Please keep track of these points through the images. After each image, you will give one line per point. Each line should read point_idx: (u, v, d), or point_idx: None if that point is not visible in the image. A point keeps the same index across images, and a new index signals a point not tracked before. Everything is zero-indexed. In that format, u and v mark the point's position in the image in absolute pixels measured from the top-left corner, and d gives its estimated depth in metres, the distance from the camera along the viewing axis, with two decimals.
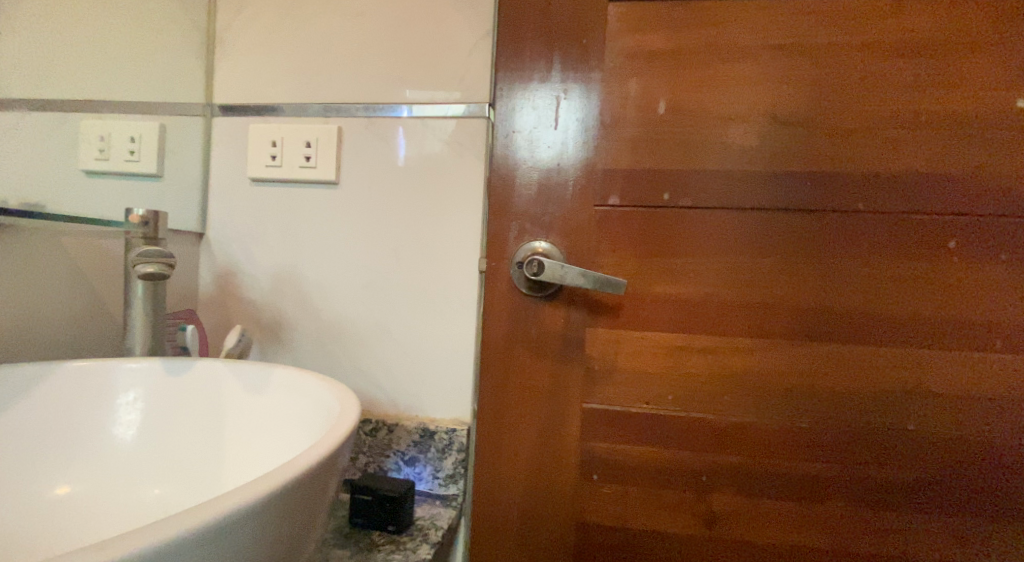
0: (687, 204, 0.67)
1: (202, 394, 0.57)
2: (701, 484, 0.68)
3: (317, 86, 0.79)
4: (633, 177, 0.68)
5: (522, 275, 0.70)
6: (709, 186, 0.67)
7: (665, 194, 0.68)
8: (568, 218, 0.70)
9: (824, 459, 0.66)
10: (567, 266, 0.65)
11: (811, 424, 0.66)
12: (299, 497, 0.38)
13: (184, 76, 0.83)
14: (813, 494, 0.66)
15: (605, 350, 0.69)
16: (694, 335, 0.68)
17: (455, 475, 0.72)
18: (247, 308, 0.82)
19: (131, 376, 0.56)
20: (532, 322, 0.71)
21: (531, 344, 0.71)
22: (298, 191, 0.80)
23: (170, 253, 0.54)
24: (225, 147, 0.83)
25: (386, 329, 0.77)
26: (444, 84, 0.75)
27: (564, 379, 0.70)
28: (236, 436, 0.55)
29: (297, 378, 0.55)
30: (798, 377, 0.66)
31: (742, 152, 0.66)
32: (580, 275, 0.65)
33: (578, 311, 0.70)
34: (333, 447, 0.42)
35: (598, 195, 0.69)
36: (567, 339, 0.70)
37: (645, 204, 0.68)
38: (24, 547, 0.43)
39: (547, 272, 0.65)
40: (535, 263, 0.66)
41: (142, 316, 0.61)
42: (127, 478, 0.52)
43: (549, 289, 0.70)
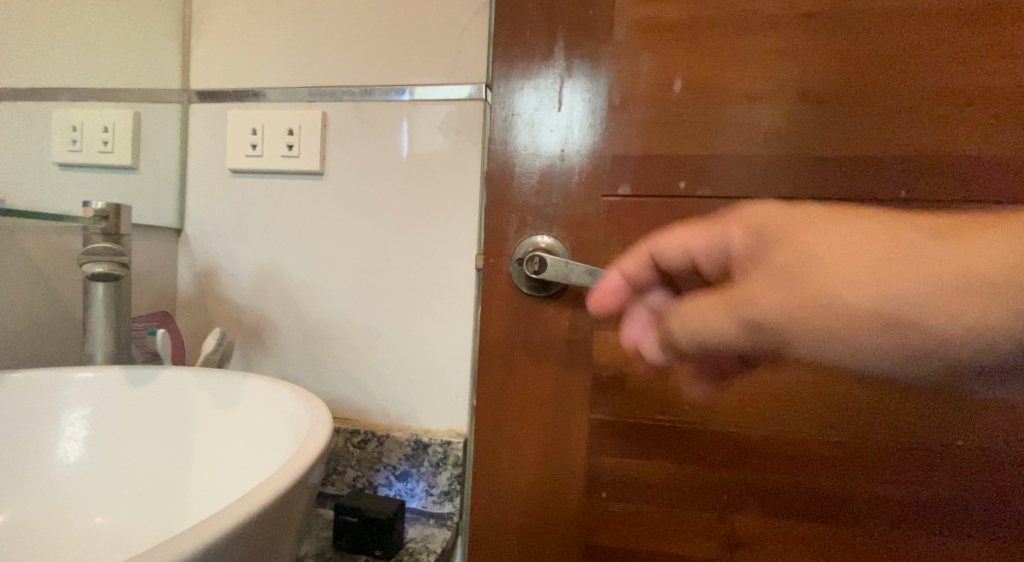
0: (704, 194, 0.61)
1: (167, 407, 0.51)
2: (722, 503, 0.61)
3: (300, 68, 0.73)
4: (644, 164, 0.62)
5: (523, 274, 0.64)
6: (727, 174, 0.60)
7: (680, 183, 0.61)
8: (573, 210, 0.64)
9: (861, 478, 0.59)
10: (573, 263, 0.59)
11: (838, 439, 0.59)
12: (259, 537, 0.32)
13: (159, 60, 0.77)
14: (849, 517, 0.59)
15: (615, 355, 0.63)
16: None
17: (450, 492, 0.66)
18: (228, 309, 0.76)
19: (87, 389, 0.50)
20: (534, 324, 0.64)
21: (533, 349, 0.64)
22: (281, 183, 0.74)
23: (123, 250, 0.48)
24: (204, 136, 0.77)
25: (375, 331, 0.71)
26: (437, 64, 0.69)
27: (569, 388, 0.64)
28: (205, 454, 0.49)
29: (270, 390, 0.50)
30: (827, 386, 0.59)
31: (765, 135, 0.60)
32: (587, 273, 0.58)
33: (585, 313, 0.63)
34: (295, 479, 0.36)
35: (604, 185, 0.63)
36: (572, 343, 0.64)
37: (657, 195, 0.62)
38: None
39: (550, 270, 0.59)
40: (536, 258, 0.60)
41: (103, 320, 0.56)
42: (82, 503, 0.47)
43: (553, 289, 0.63)
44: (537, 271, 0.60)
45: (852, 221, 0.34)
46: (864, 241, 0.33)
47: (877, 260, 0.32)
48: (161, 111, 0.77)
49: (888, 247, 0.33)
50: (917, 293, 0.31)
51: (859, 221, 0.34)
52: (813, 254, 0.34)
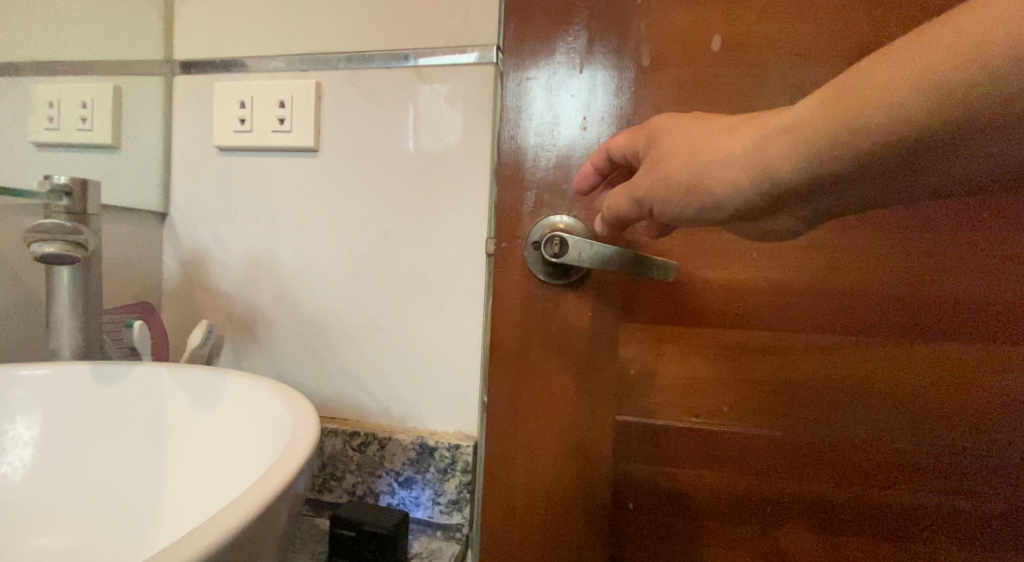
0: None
1: (141, 408, 0.45)
2: (765, 517, 0.55)
3: (293, 33, 0.66)
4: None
5: (539, 258, 0.57)
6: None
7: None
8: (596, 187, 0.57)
9: (923, 488, 0.53)
10: (598, 244, 0.52)
11: (898, 445, 0.53)
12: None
13: (140, 28, 0.71)
14: (909, 531, 0.53)
15: (643, 349, 0.56)
16: (754, 331, 0.54)
17: (459, 501, 0.60)
18: (217, 300, 0.70)
19: (50, 387, 0.44)
20: (552, 315, 0.58)
21: (551, 343, 0.58)
22: (273, 161, 0.67)
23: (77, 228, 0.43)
24: (189, 111, 0.71)
25: (376, 324, 0.65)
26: (442, 26, 0.62)
27: (591, 388, 0.57)
28: (182, 462, 0.43)
29: (252, 389, 0.43)
30: (885, 386, 0.53)
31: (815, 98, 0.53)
32: (614, 255, 0.51)
33: (608, 303, 0.57)
34: (261, 509, 0.29)
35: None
36: (594, 336, 0.57)
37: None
38: None
39: (573, 251, 0.52)
40: (556, 239, 0.53)
41: (68, 312, 0.49)
42: (46, 519, 0.41)
43: (573, 275, 0.57)
44: (557, 252, 0.53)
45: (701, 122, 0.40)
46: (698, 136, 0.39)
47: (700, 141, 0.38)
48: (143, 85, 0.71)
49: (709, 134, 0.38)
50: (712, 170, 0.37)
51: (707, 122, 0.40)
52: (662, 147, 0.41)
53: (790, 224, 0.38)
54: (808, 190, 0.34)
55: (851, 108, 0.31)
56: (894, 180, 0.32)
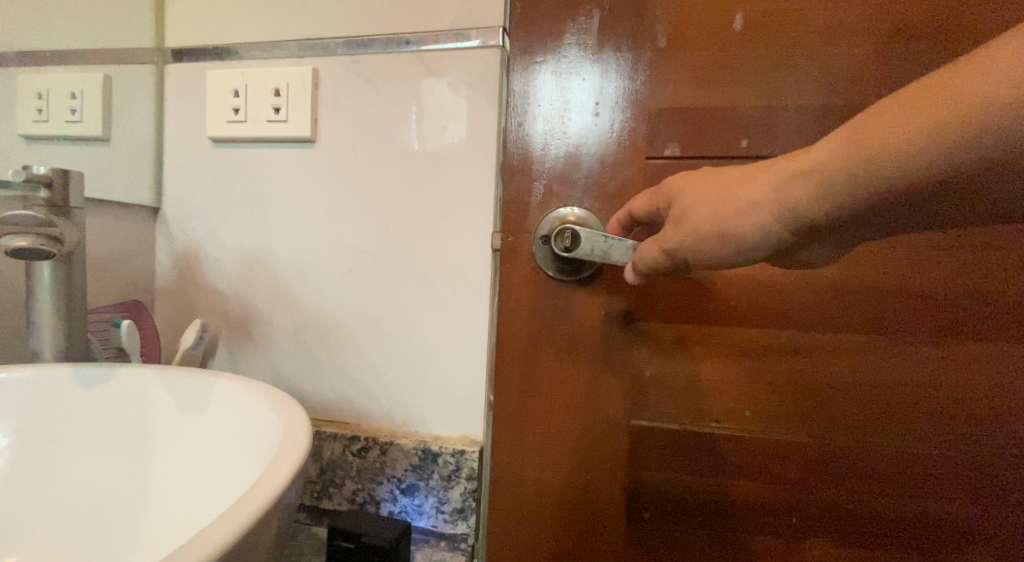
0: (772, 152, 0.50)
1: (126, 413, 0.43)
2: (792, 528, 0.52)
3: (289, 18, 0.63)
4: (694, 119, 0.51)
5: (549, 254, 0.54)
6: (794, 126, 0.50)
7: (742, 142, 0.51)
8: (609, 177, 0.53)
9: (964, 500, 0.49)
10: (614, 238, 0.47)
11: (937, 452, 0.49)
12: None
13: (130, 14, 0.68)
14: (948, 546, 0.50)
15: (660, 350, 0.53)
16: (780, 331, 0.51)
17: (464, 510, 0.56)
18: (211, 298, 0.67)
19: (26, 391, 0.41)
20: (562, 312, 0.54)
21: (561, 344, 0.54)
22: (268, 152, 0.64)
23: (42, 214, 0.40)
24: (181, 101, 0.68)
25: (377, 323, 0.62)
26: (445, 7, 0.59)
27: (605, 390, 0.54)
28: (168, 473, 0.40)
29: (242, 393, 0.40)
30: (923, 389, 0.49)
31: (844, 78, 0.49)
32: (631, 250, 0.47)
33: (620, 301, 0.53)
34: (242, 531, 0.25)
35: (647, 145, 0.53)
36: (608, 336, 0.54)
37: (708, 155, 0.51)
38: None
39: (585, 246, 0.48)
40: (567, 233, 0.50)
41: (49, 312, 0.46)
42: (25, 532, 0.38)
43: (584, 272, 0.54)
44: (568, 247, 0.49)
45: (719, 174, 0.40)
46: (720, 186, 0.39)
47: (723, 197, 0.39)
48: (134, 74, 0.68)
49: (731, 188, 0.39)
50: (741, 215, 0.38)
51: (727, 173, 0.40)
52: (685, 202, 0.41)
53: (825, 255, 0.39)
54: (843, 224, 0.35)
55: (887, 146, 0.32)
56: (925, 217, 0.34)
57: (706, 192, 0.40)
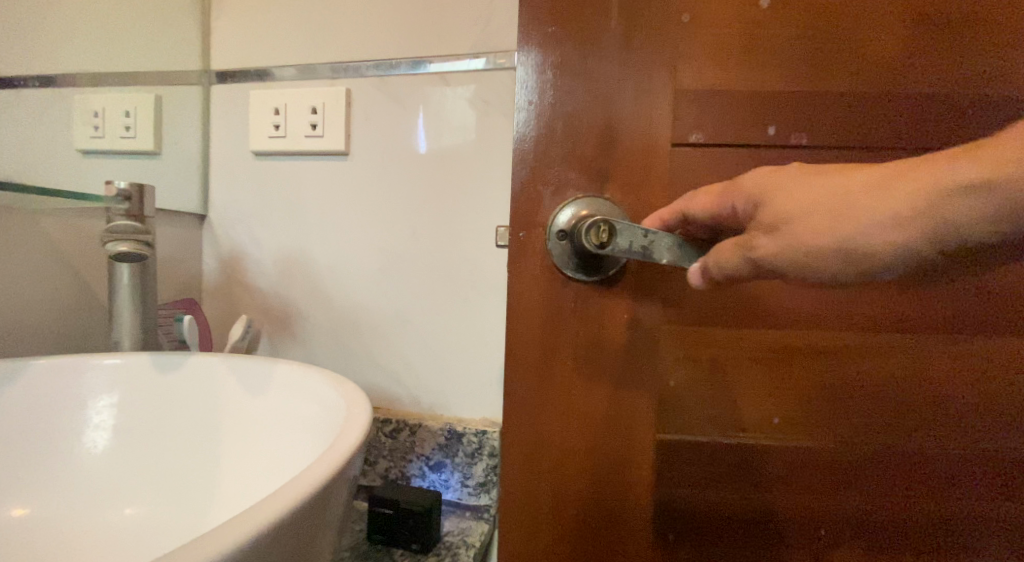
0: (800, 141, 0.47)
1: (198, 394, 0.49)
2: (818, 538, 0.50)
3: (322, 44, 0.70)
4: (725, 97, 0.47)
5: (569, 250, 0.48)
6: (827, 117, 0.47)
7: (769, 128, 0.47)
8: (634, 164, 0.48)
9: (979, 497, 0.50)
10: (653, 231, 0.43)
11: (945, 457, 0.49)
12: (306, 521, 0.30)
13: (179, 42, 0.75)
14: (964, 543, 0.50)
15: (686, 359, 0.49)
16: (801, 333, 0.49)
17: (486, 483, 0.63)
18: (254, 296, 0.74)
19: (114, 374, 0.48)
20: (586, 313, 0.49)
21: (579, 356, 0.49)
22: (307, 164, 0.71)
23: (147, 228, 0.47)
24: (226, 119, 0.75)
25: (404, 318, 0.69)
26: (464, 34, 0.65)
27: (630, 400, 0.49)
28: (235, 445, 0.47)
29: (301, 375, 0.47)
30: (936, 390, 0.49)
31: (874, 74, 0.47)
32: (671, 245, 0.43)
33: (646, 304, 0.49)
34: (331, 472, 0.33)
35: (670, 129, 0.48)
36: (635, 347, 0.49)
37: (735, 139, 0.48)
38: None
39: (621, 242, 0.43)
40: (603, 226, 0.44)
41: (128, 306, 0.53)
42: (114, 492, 0.45)
43: (606, 269, 0.49)
44: (604, 240, 0.44)
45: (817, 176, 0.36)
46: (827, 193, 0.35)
47: (839, 202, 0.35)
48: (182, 94, 0.75)
49: (846, 197, 0.35)
50: (859, 229, 0.34)
51: (829, 173, 0.36)
52: (787, 205, 0.36)
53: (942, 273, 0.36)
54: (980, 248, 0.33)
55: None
56: None
57: (805, 199, 0.36)
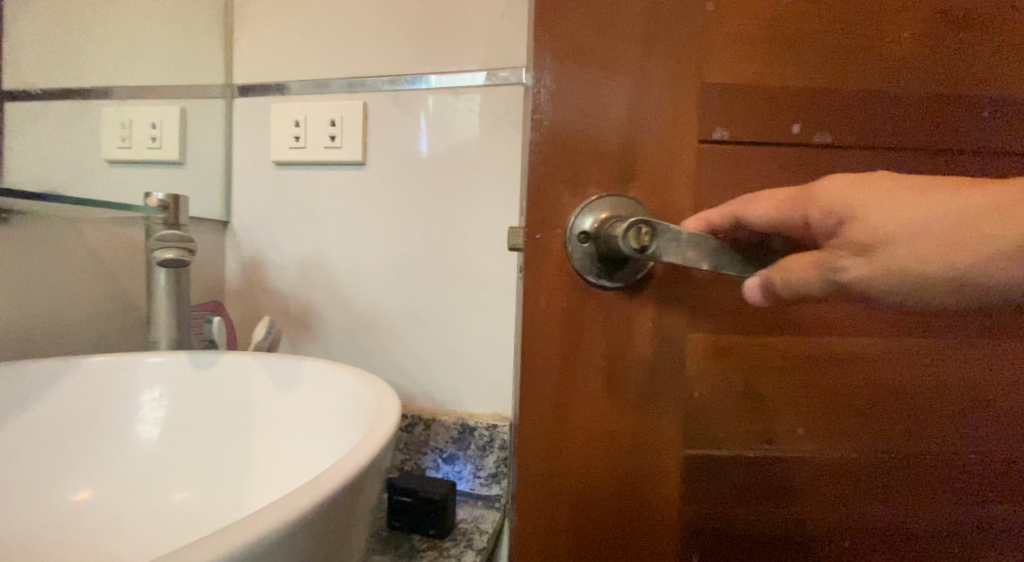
0: (824, 140, 0.39)
1: (231, 390, 0.53)
2: None
3: (339, 60, 0.74)
4: (766, 90, 0.39)
5: (588, 255, 0.37)
6: (851, 115, 0.39)
7: (794, 125, 0.39)
8: (660, 161, 0.38)
9: None
10: (698, 233, 0.34)
11: (978, 479, 0.43)
12: (347, 502, 0.33)
13: (204, 58, 0.79)
14: None
15: (720, 366, 0.40)
16: (841, 337, 0.41)
17: (497, 474, 0.67)
18: (276, 298, 0.78)
19: (155, 371, 0.52)
20: (610, 322, 0.38)
21: (599, 364, 0.39)
22: (325, 173, 0.75)
23: (190, 237, 0.51)
24: (247, 131, 0.79)
25: (417, 319, 0.73)
26: (474, 51, 0.69)
27: (660, 416, 0.39)
28: (267, 437, 0.50)
29: (329, 371, 0.51)
30: (978, 405, 0.42)
31: (943, 72, 0.40)
32: (719, 250, 0.34)
33: (676, 314, 0.39)
34: (371, 454, 0.36)
35: (694, 122, 0.38)
36: (660, 366, 0.39)
37: (778, 138, 0.39)
38: (58, 551, 0.41)
39: (660, 248, 0.34)
40: (641, 227, 0.34)
41: (165, 308, 0.57)
42: (160, 479, 0.49)
43: (633, 276, 0.38)
44: (643, 244, 0.33)
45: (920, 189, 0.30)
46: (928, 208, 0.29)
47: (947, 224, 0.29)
48: (206, 107, 0.79)
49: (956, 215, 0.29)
50: (970, 255, 0.28)
51: (926, 192, 0.30)
52: (879, 221, 0.30)
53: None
54: None
55: None
56: None
57: (904, 213, 0.29)
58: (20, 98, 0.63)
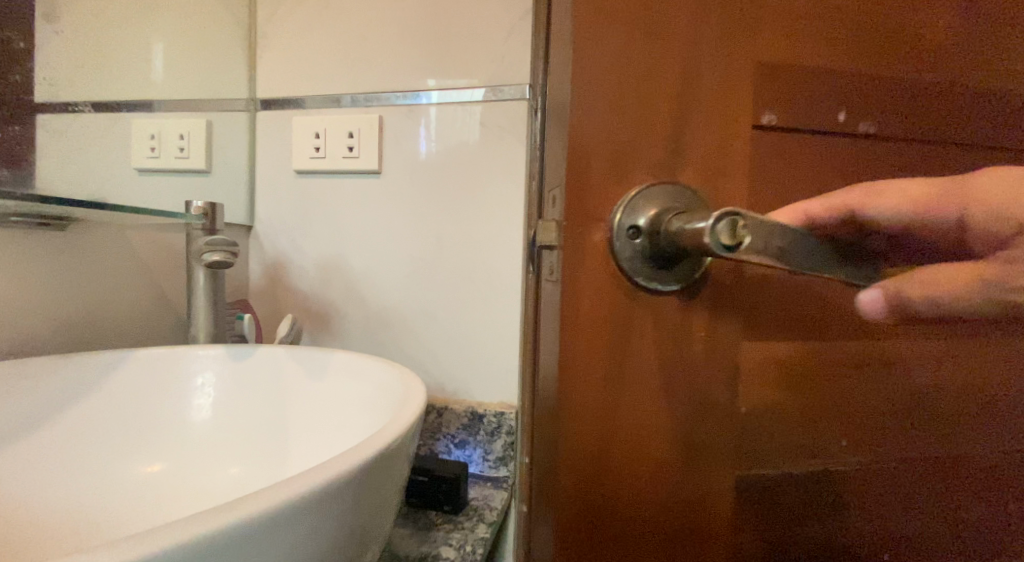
0: (869, 131, 0.35)
1: (267, 380, 0.59)
2: None
3: (355, 75, 0.80)
4: (823, 73, 0.34)
5: (638, 255, 0.31)
6: (897, 107, 0.35)
7: (840, 113, 0.34)
8: (709, 145, 0.32)
9: None
10: (792, 229, 0.28)
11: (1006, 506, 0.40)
12: (390, 465, 0.38)
13: (230, 74, 0.86)
14: None
15: (777, 368, 0.35)
16: (906, 342, 0.36)
17: (505, 457, 0.73)
18: (296, 297, 0.84)
19: (200, 363, 0.58)
20: (658, 320, 0.32)
21: (652, 376, 0.33)
22: (343, 181, 0.81)
23: (234, 242, 0.57)
24: (270, 141, 0.85)
25: (430, 315, 0.79)
26: (482, 68, 0.75)
27: (714, 441, 0.34)
28: (301, 421, 0.56)
29: (356, 362, 0.57)
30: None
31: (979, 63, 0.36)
32: (812, 251, 0.28)
33: (727, 314, 0.33)
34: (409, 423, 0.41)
35: (743, 102, 0.33)
36: (712, 361, 0.33)
37: (853, 127, 0.35)
38: (126, 514, 0.47)
39: (754, 242, 0.27)
40: (734, 220, 0.26)
41: (204, 305, 0.63)
42: (208, 456, 0.55)
43: (687, 278, 0.32)
44: (733, 241, 0.27)
45: None
46: None
47: None
48: (230, 120, 0.85)
49: None
50: None
51: None
52: None
53: None
54: None
55: None
56: None
57: None
58: (72, 111, 0.69)
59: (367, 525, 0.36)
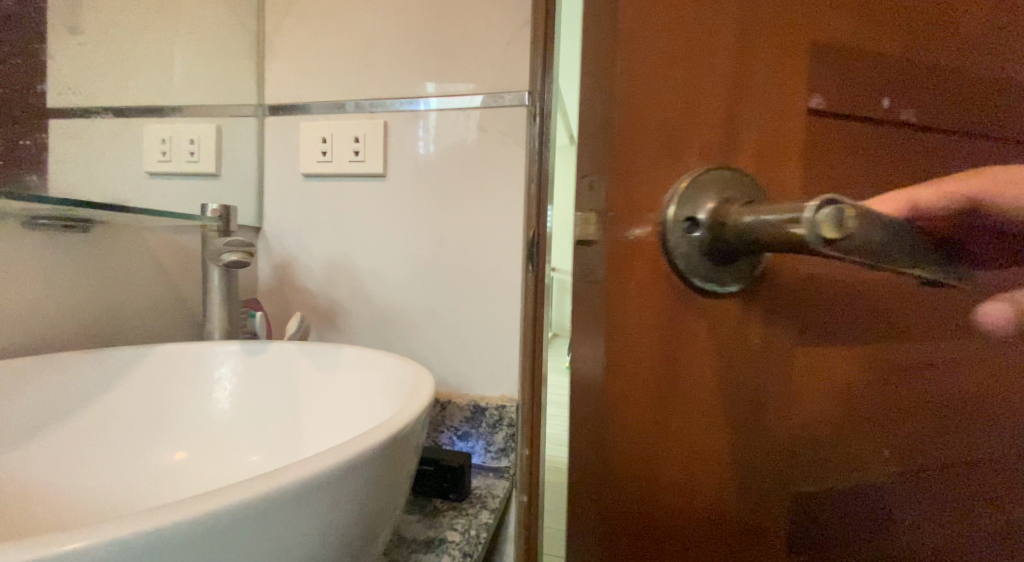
0: (891, 105, 0.42)
1: (281, 374, 0.62)
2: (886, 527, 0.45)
3: (361, 82, 0.83)
4: (852, 64, 0.41)
5: (699, 243, 0.39)
6: (913, 87, 0.42)
7: (868, 98, 0.41)
8: (765, 127, 0.40)
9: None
10: (887, 223, 0.33)
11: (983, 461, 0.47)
12: (404, 447, 0.41)
13: (239, 81, 0.89)
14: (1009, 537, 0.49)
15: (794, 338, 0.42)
16: (903, 319, 0.44)
17: (507, 448, 0.76)
18: (304, 296, 0.87)
19: (218, 357, 0.61)
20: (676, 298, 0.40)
21: (681, 343, 0.40)
22: (349, 184, 0.84)
23: (251, 243, 0.60)
24: (277, 145, 0.87)
25: (434, 313, 0.82)
26: (483, 74, 0.78)
27: (727, 394, 0.41)
28: (313, 412, 0.59)
29: (367, 356, 0.60)
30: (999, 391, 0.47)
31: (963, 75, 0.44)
32: (902, 243, 0.34)
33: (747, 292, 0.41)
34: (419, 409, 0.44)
35: (786, 96, 0.40)
36: (736, 330, 0.41)
37: (869, 116, 0.42)
38: (151, 496, 0.50)
39: (855, 236, 0.32)
40: (838, 218, 0.32)
41: (218, 303, 0.66)
42: (227, 445, 0.57)
43: (741, 261, 0.40)
44: (835, 235, 0.32)
45: None
46: None
47: None
48: (239, 125, 0.89)
49: None
50: None
51: None
52: None
53: None
54: None
55: None
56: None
57: None
58: (89, 116, 0.72)
59: (384, 502, 0.39)
